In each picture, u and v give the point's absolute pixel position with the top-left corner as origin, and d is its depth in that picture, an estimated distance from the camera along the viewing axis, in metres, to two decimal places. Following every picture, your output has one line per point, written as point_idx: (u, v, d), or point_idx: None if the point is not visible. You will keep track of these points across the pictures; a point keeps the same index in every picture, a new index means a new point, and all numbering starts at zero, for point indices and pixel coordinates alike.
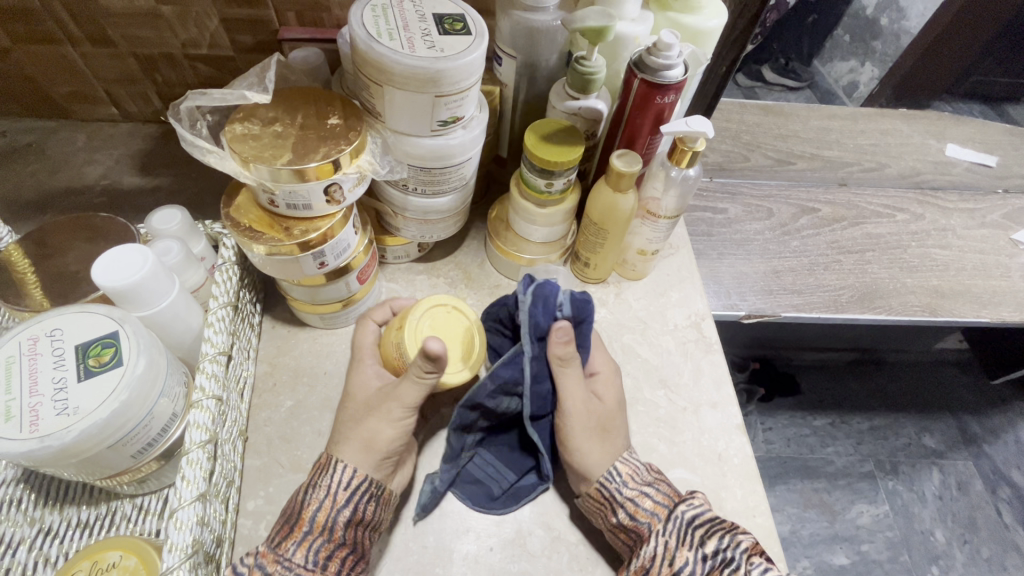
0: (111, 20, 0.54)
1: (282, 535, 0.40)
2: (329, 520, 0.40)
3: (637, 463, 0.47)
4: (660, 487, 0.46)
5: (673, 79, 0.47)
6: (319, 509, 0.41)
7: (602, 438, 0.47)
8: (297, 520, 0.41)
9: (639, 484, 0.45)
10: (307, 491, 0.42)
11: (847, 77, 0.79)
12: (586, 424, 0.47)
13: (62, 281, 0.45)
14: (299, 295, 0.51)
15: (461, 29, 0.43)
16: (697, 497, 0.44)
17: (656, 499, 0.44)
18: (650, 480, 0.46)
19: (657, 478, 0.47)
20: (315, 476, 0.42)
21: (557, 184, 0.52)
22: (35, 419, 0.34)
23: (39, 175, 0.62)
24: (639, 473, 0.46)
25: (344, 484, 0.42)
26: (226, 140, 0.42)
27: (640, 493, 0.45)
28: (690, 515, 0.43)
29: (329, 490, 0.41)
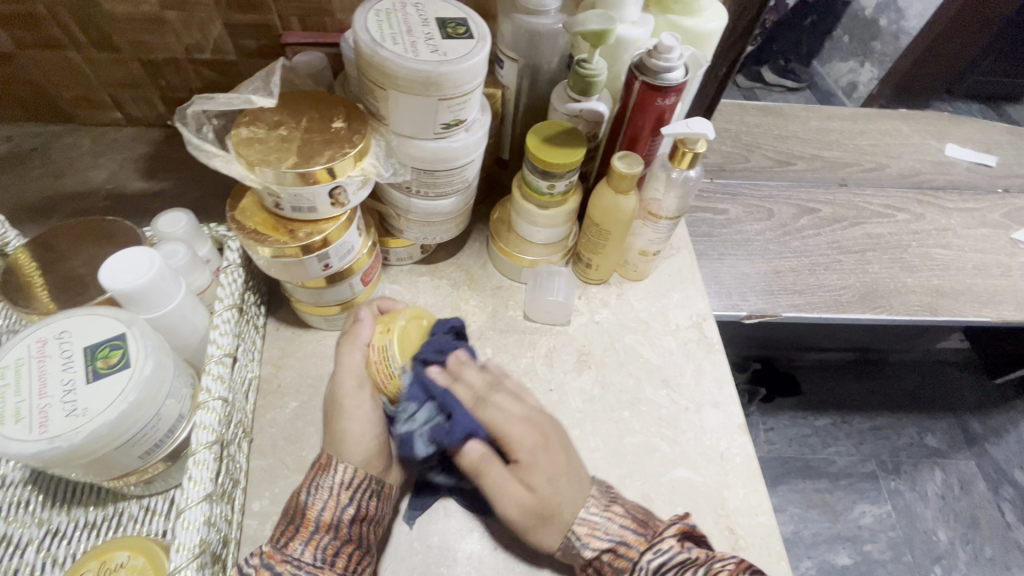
0: (116, 25, 0.54)
1: (287, 535, 0.41)
2: (334, 518, 0.42)
3: (597, 517, 0.45)
4: (623, 536, 0.44)
5: (674, 81, 0.48)
6: (324, 508, 0.42)
7: (546, 526, 0.45)
8: (300, 517, 0.42)
9: (600, 541, 0.44)
10: (308, 492, 0.43)
11: (847, 77, 0.81)
12: (521, 516, 0.45)
13: (69, 284, 0.46)
14: (304, 297, 0.52)
15: (464, 33, 0.43)
16: (665, 541, 0.42)
17: (618, 552, 0.43)
18: (612, 532, 0.44)
19: (620, 523, 0.44)
20: (315, 476, 0.44)
21: (559, 187, 0.52)
22: (45, 421, 0.35)
23: (44, 179, 0.63)
24: (600, 527, 0.44)
25: (348, 483, 0.44)
26: (232, 144, 0.43)
27: (603, 549, 0.44)
28: (656, 564, 0.41)
29: (332, 490, 0.43)
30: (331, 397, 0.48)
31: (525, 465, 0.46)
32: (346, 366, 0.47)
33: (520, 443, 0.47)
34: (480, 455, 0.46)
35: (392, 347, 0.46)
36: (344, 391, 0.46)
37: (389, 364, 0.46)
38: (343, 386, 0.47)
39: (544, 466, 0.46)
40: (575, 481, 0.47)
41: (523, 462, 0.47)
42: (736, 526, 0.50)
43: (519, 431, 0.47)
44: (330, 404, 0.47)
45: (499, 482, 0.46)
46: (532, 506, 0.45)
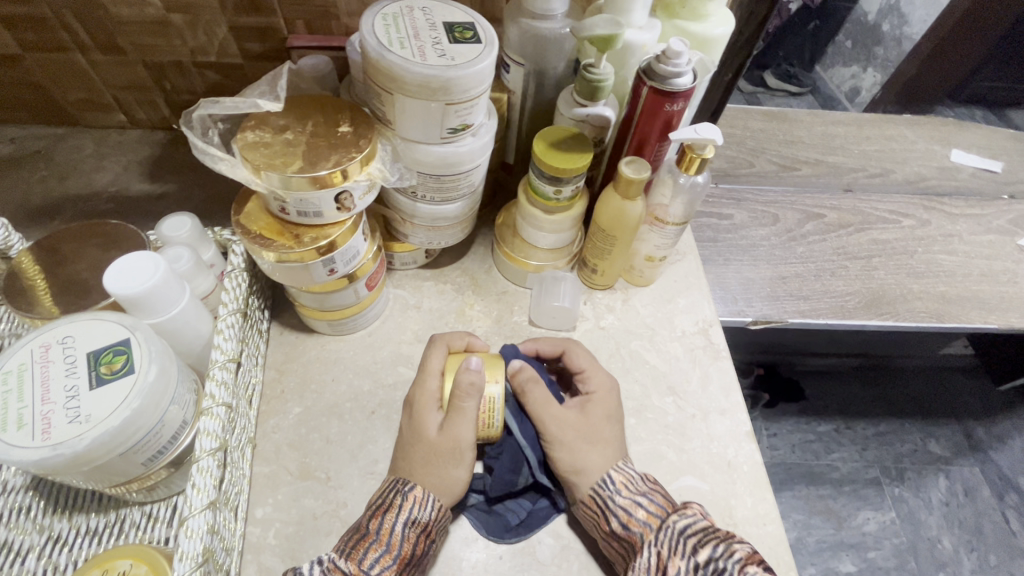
0: (120, 29, 0.54)
1: (381, 565, 0.40)
2: (421, 551, 0.42)
3: (632, 471, 0.46)
4: (652, 497, 0.44)
5: (682, 87, 0.47)
6: (415, 541, 0.42)
7: (591, 448, 0.46)
8: (394, 548, 0.41)
9: (632, 493, 0.44)
10: (404, 523, 0.42)
11: (848, 83, 0.79)
12: (571, 435, 0.46)
13: (71, 289, 0.45)
14: (308, 302, 0.51)
15: (471, 37, 0.43)
16: (691, 508, 0.42)
17: (646, 509, 0.43)
18: (642, 490, 0.44)
19: (651, 488, 0.45)
20: (410, 509, 0.42)
21: (566, 192, 0.52)
22: (47, 428, 0.34)
23: (47, 182, 0.62)
24: (633, 482, 0.45)
25: (436, 520, 0.44)
26: (238, 148, 0.42)
27: (632, 503, 0.43)
28: (682, 526, 0.41)
29: (423, 525, 0.43)
30: (424, 436, 0.45)
31: (593, 399, 0.49)
32: (466, 421, 0.44)
33: (592, 377, 0.50)
34: (535, 374, 0.48)
35: (499, 396, 0.46)
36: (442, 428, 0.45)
37: (493, 415, 0.46)
38: (462, 439, 0.45)
39: (606, 403, 0.49)
40: (622, 430, 0.49)
41: (593, 395, 0.49)
42: (744, 535, 0.49)
43: (599, 371, 0.51)
44: (439, 446, 0.44)
45: (553, 401, 0.48)
46: (582, 429, 0.47)
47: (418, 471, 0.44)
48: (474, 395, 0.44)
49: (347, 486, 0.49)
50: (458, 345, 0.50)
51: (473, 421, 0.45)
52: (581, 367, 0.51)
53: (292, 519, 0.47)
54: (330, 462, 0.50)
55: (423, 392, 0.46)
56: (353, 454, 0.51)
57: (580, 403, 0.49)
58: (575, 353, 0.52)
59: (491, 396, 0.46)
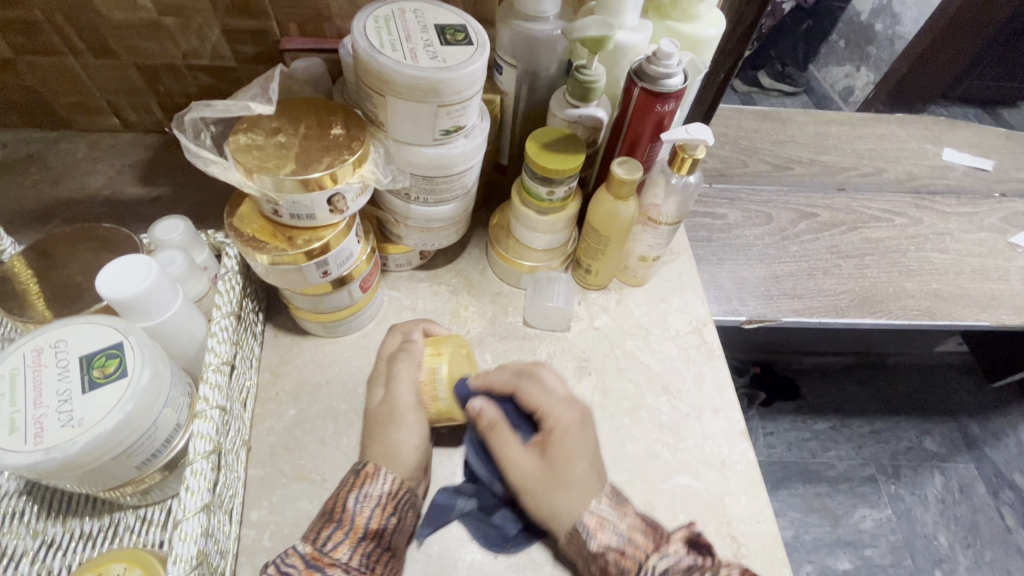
0: (113, 32, 0.54)
1: (335, 540, 0.41)
2: (381, 526, 0.43)
3: (608, 512, 0.44)
4: (631, 536, 0.43)
5: (672, 87, 0.48)
6: (372, 516, 0.43)
7: (558, 489, 0.45)
8: (347, 523, 0.42)
9: (609, 536, 0.43)
10: (356, 498, 0.43)
11: (842, 82, 0.82)
12: (534, 482, 0.45)
13: (64, 293, 0.45)
14: (302, 304, 0.51)
15: (463, 40, 0.43)
16: (671, 546, 0.43)
17: (625, 551, 0.43)
18: (621, 530, 0.43)
19: (630, 523, 0.44)
20: (362, 484, 0.44)
21: (559, 193, 0.52)
22: (39, 432, 0.34)
23: (40, 186, 0.62)
24: (610, 524, 0.44)
25: (392, 494, 0.44)
26: (230, 151, 0.43)
27: (612, 547, 0.43)
28: (661, 568, 0.41)
29: (379, 500, 0.43)
30: (375, 411, 0.48)
31: (553, 437, 0.46)
32: (400, 385, 0.48)
33: (551, 414, 0.47)
34: (496, 418, 0.46)
35: (443, 369, 0.48)
36: (393, 406, 0.47)
37: (437, 388, 0.47)
38: (399, 403, 0.47)
39: (568, 441, 0.46)
40: (593, 464, 0.46)
41: (553, 436, 0.46)
42: (738, 534, 0.50)
43: (556, 405, 0.47)
44: (378, 415, 0.47)
45: (514, 445, 0.46)
46: (543, 476, 0.45)
47: (368, 444, 0.47)
48: (410, 360, 0.49)
49: None
50: (416, 327, 0.53)
51: (411, 385, 0.48)
52: (537, 405, 0.47)
53: (287, 521, 0.47)
54: (325, 465, 0.50)
55: (375, 380, 0.50)
56: (348, 456, 0.51)
57: (542, 445, 0.46)
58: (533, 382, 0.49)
59: (433, 370, 0.48)
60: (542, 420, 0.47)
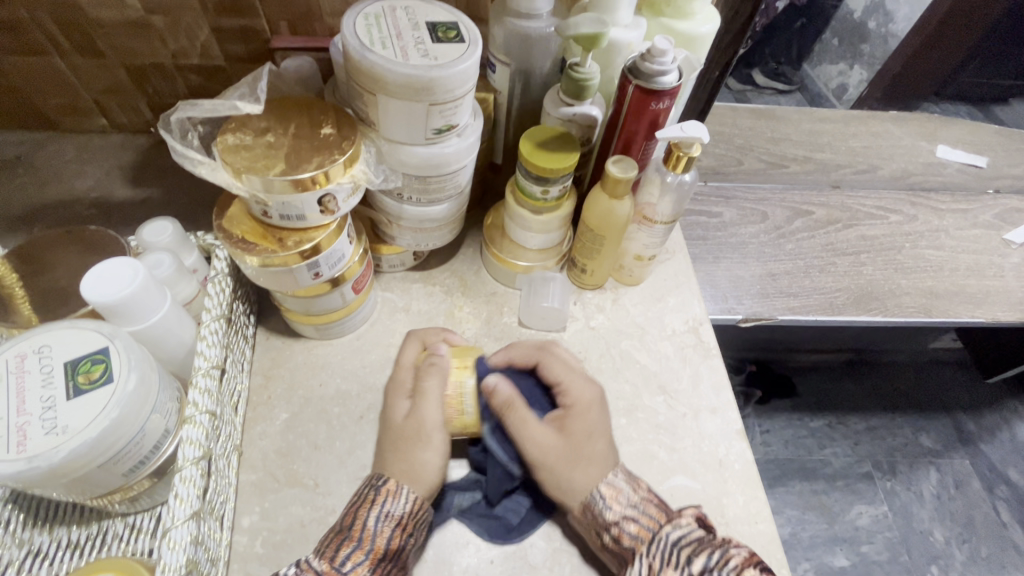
0: (99, 30, 0.53)
1: (353, 561, 0.39)
2: (398, 546, 0.41)
3: (623, 484, 0.45)
4: (645, 508, 0.44)
5: (667, 84, 0.47)
6: (391, 537, 0.41)
7: (576, 467, 0.45)
8: (367, 543, 0.40)
9: (622, 507, 0.43)
10: (377, 517, 0.41)
11: (837, 80, 0.87)
12: (553, 459, 0.45)
13: (51, 297, 0.44)
14: (294, 306, 0.50)
15: (454, 37, 0.42)
16: (683, 517, 0.42)
17: (639, 523, 0.43)
18: (635, 502, 0.44)
19: (643, 497, 0.44)
20: (383, 502, 0.42)
21: (553, 192, 0.51)
22: (22, 440, 0.33)
23: (27, 188, 0.61)
24: (624, 495, 0.44)
25: (414, 513, 0.42)
26: (218, 151, 0.42)
27: (625, 516, 0.43)
28: (675, 537, 0.40)
29: (400, 519, 0.42)
30: (401, 423, 0.46)
31: (572, 412, 0.47)
32: (429, 403, 0.46)
33: (569, 389, 0.48)
34: (513, 395, 0.45)
35: (470, 385, 0.47)
36: (426, 424, 0.45)
37: (462, 402, 0.46)
38: (426, 421, 0.45)
39: (586, 417, 0.47)
40: (610, 443, 0.47)
41: (571, 410, 0.47)
42: (736, 534, 0.49)
43: (576, 380, 0.49)
44: (403, 431, 0.45)
45: (534, 420, 0.46)
46: (562, 452, 0.45)
47: (391, 456, 0.45)
48: (435, 374, 0.46)
49: (335, 493, 0.48)
50: (434, 339, 0.52)
51: (437, 403, 0.46)
52: (557, 379, 0.49)
53: (279, 527, 0.46)
54: (317, 469, 0.49)
55: (398, 383, 0.49)
56: (341, 460, 0.50)
57: (558, 420, 0.47)
58: (553, 356, 0.50)
59: (460, 385, 0.46)
60: (559, 396, 0.49)
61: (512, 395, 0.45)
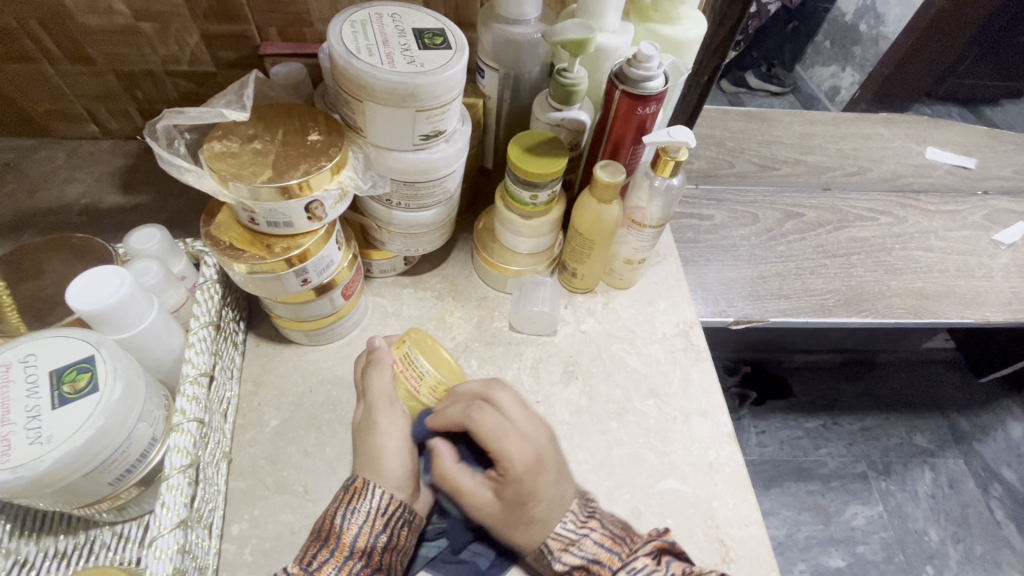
0: (88, 37, 0.53)
1: (320, 560, 0.39)
2: (368, 544, 0.41)
3: (574, 534, 0.42)
4: (597, 554, 0.41)
5: (654, 90, 0.48)
6: (359, 533, 0.41)
7: (519, 529, 0.43)
8: (334, 541, 0.40)
9: (574, 557, 0.42)
10: (345, 515, 0.41)
11: (828, 82, 0.79)
12: (496, 521, 0.44)
13: (38, 304, 0.44)
14: (283, 312, 0.50)
15: (441, 44, 0.42)
16: (637, 560, 0.39)
17: (592, 569, 0.41)
18: (586, 549, 0.41)
19: (596, 541, 0.42)
20: (352, 500, 0.42)
21: (542, 197, 0.52)
22: (7, 449, 0.33)
23: (16, 195, 0.61)
24: (576, 546, 0.42)
25: (382, 510, 0.42)
26: (205, 158, 0.42)
27: (579, 564, 0.42)
28: None
29: (368, 516, 0.42)
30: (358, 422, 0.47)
31: (505, 480, 0.42)
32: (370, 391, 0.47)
33: (501, 456, 0.41)
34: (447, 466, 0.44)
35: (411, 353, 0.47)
36: (375, 412, 0.46)
37: (415, 366, 0.47)
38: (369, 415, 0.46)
39: (521, 485, 0.41)
40: (555, 502, 0.42)
41: (506, 476, 0.42)
42: (726, 537, 0.49)
43: (507, 446, 0.41)
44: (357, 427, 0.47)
45: (469, 487, 0.44)
46: (502, 516, 0.43)
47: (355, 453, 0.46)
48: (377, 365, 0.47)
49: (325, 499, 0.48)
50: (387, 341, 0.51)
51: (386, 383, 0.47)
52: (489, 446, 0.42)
53: (269, 534, 0.46)
54: (308, 476, 0.49)
55: (377, 389, 0.46)
56: (332, 466, 0.50)
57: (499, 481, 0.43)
58: (486, 411, 0.43)
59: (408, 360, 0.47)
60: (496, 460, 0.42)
61: (444, 458, 0.45)
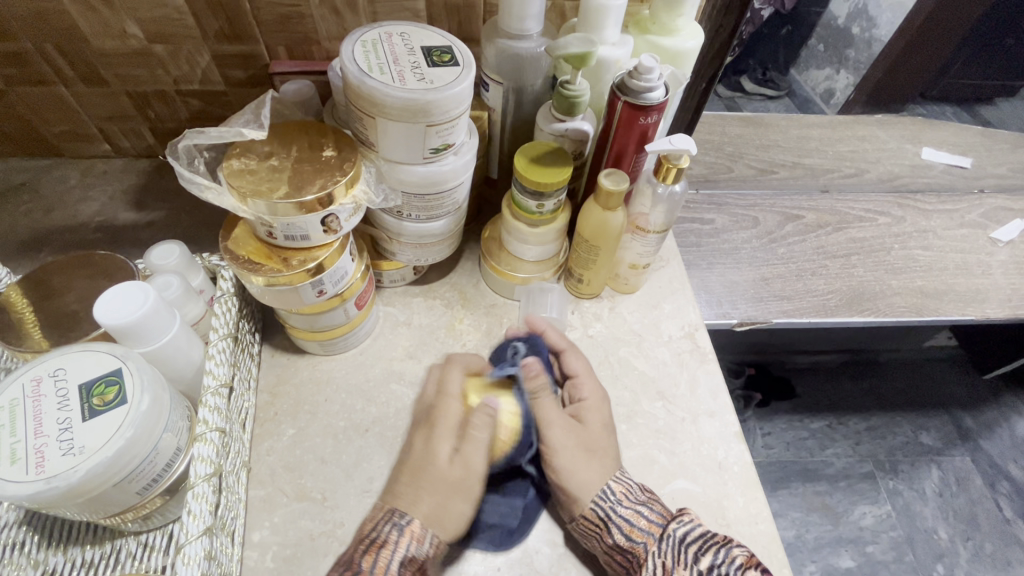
0: (103, 60, 0.55)
1: None
2: None
3: (629, 483, 0.48)
4: (651, 505, 0.47)
5: (655, 100, 0.49)
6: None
7: (589, 461, 0.48)
8: None
9: (632, 502, 0.46)
10: (400, 561, 0.41)
11: (824, 84, 0.80)
12: (572, 447, 0.48)
13: (60, 321, 0.46)
14: (298, 323, 0.52)
15: (449, 60, 0.44)
16: (687, 513, 0.45)
17: (647, 518, 0.46)
18: (641, 499, 0.47)
19: (648, 496, 0.47)
20: (409, 546, 0.41)
21: (548, 206, 0.53)
22: (41, 461, 0.35)
23: (33, 214, 0.63)
24: (632, 493, 0.47)
25: (429, 556, 0.43)
26: (223, 176, 0.43)
27: (634, 512, 0.46)
28: (682, 534, 0.44)
29: (418, 563, 0.42)
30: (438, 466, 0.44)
31: (586, 406, 0.51)
32: (477, 452, 0.45)
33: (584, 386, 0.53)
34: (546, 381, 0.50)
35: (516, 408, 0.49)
36: (472, 474, 0.45)
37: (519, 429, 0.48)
38: (472, 469, 0.45)
39: (599, 415, 0.51)
40: (614, 442, 0.51)
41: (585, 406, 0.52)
42: (737, 535, 0.50)
43: (589, 381, 0.54)
44: (446, 475, 0.44)
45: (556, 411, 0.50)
46: (578, 444, 0.49)
47: (426, 496, 0.43)
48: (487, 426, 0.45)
49: (343, 506, 0.49)
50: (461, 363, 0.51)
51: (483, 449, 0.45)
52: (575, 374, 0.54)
53: (290, 541, 0.47)
54: (325, 483, 0.50)
55: (478, 455, 0.45)
56: (348, 473, 0.51)
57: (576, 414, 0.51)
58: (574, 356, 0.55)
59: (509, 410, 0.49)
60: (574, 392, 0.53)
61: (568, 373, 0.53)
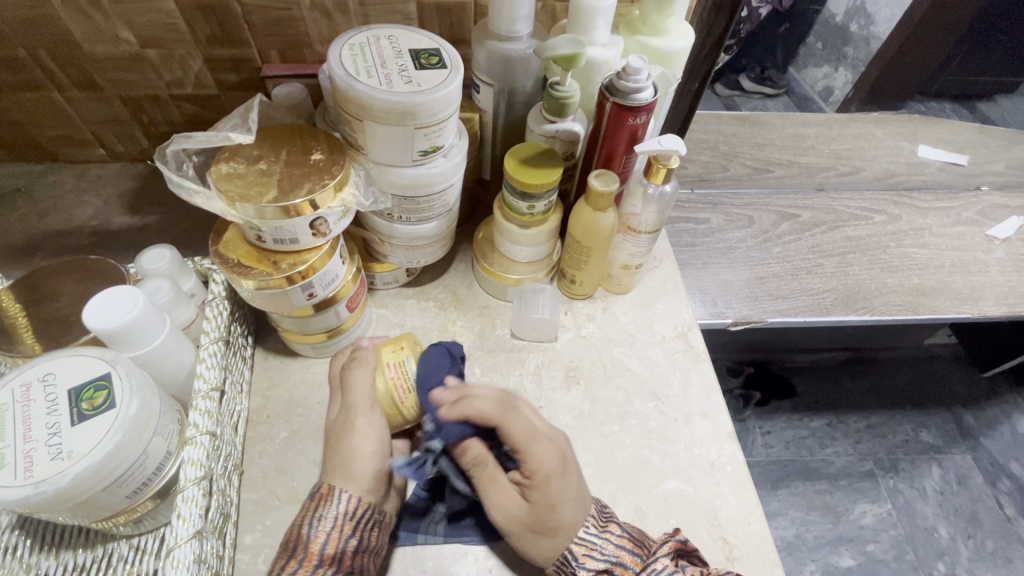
0: (95, 65, 0.55)
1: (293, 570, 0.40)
2: (338, 549, 0.41)
3: (595, 537, 0.44)
4: (619, 557, 0.44)
5: (644, 101, 0.49)
6: (328, 541, 0.41)
7: (539, 538, 0.44)
8: (302, 551, 0.40)
9: (597, 562, 0.43)
10: (312, 523, 0.41)
11: (823, 83, 0.82)
12: (522, 530, 0.44)
13: (52, 325, 0.46)
14: (291, 326, 0.52)
15: (437, 63, 0.44)
16: (660, 560, 0.44)
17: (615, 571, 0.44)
18: (609, 553, 0.44)
19: (618, 543, 0.45)
20: (319, 506, 0.42)
21: (539, 207, 0.53)
22: (29, 466, 0.35)
23: (27, 219, 0.63)
24: (598, 548, 0.44)
25: (350, 513, 0.42)
26: (212, 180, 0.43)
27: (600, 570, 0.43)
28: None
29: (336, 521, 0.42)
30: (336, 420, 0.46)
31: (535, 484, 0.44)
32: (356, 390, 0.46)
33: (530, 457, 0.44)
34: (483, 456, 0.44)
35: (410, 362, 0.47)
36: (354, 411, 0.45)
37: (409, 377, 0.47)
38: (354, 406, 0.46)
39: (559, 489, 0.44)
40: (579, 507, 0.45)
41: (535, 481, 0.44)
42: (730, 536, 0.50)
43: (538, 448, 0.44)
44: (335, 426, 0.46)
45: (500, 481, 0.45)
46: (527, 521, 0.44)
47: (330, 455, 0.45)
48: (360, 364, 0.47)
49: None
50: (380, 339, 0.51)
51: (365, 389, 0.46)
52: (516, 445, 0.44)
53: None
54: None
55: (355, 389, 0.46)
56: None
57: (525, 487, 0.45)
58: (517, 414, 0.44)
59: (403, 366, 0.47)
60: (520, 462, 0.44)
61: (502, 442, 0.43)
